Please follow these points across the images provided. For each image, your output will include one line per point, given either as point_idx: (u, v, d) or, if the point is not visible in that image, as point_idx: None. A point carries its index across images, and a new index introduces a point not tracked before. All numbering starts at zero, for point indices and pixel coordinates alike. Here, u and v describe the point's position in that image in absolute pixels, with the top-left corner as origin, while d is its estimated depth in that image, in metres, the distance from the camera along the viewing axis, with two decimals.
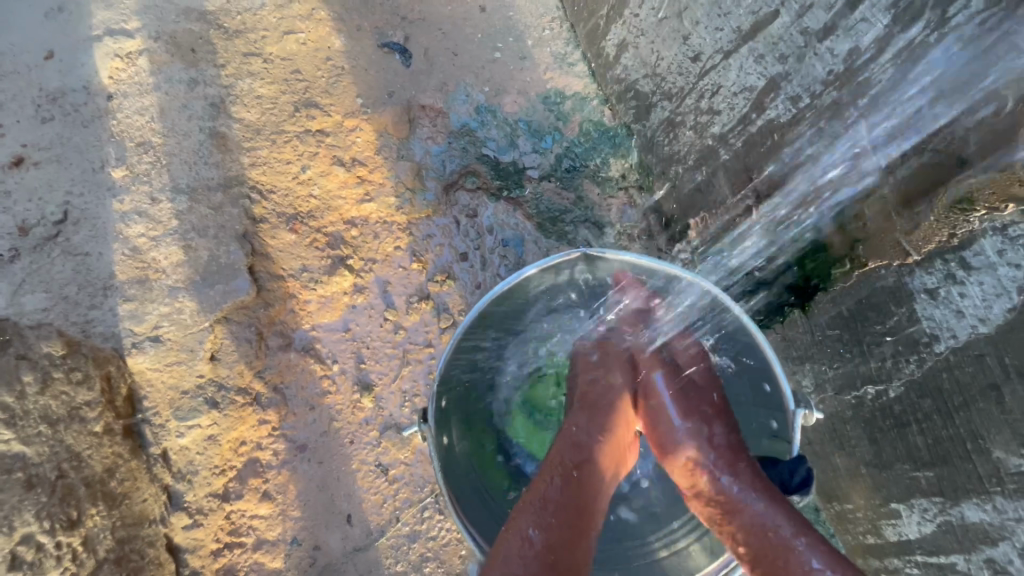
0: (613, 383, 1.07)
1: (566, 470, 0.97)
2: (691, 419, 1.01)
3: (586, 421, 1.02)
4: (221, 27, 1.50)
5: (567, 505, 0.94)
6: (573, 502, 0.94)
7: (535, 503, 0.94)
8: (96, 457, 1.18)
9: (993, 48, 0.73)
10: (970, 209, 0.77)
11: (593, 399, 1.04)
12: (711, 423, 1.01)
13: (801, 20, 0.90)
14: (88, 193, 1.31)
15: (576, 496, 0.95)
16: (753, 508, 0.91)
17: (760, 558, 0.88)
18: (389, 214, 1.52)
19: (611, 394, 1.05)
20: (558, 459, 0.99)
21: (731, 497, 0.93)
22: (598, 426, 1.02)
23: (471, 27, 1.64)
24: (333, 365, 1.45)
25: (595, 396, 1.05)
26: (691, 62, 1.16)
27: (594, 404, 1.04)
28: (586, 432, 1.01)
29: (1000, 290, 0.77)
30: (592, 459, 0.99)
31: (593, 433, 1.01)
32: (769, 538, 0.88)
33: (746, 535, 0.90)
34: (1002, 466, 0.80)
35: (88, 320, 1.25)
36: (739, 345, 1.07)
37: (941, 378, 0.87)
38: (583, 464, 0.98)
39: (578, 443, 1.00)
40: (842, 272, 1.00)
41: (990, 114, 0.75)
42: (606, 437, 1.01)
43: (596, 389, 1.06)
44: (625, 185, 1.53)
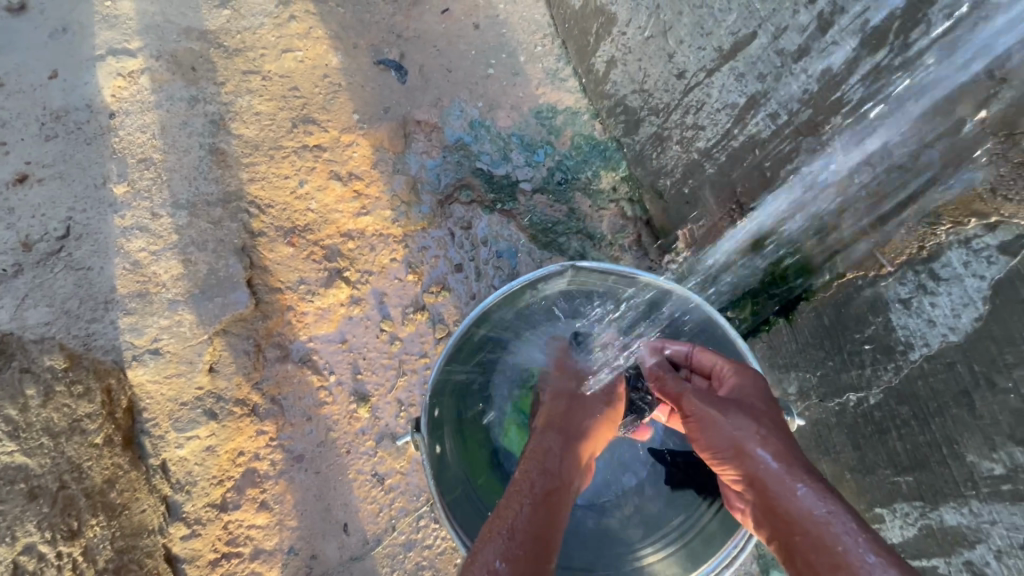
0: (584, 407, 1.03)
1: (536, 498, 0.91)
2: (731, 408, 0.91)
3: (558, 444, 0.97)
4: (221, 46, 1.55)
5: (539, 530, 0.87)
6: (544, 531, 0.88)
7: (504, 531, 0.86)
8: (97, 467, 1.19)
9: (954, 71, 0.77)
10: (937, 222, 0.85)
11: (562, 424, 1.00)
12: (758, 414, 0.89)
13: (777, 41, 0.94)
14: (90, 209, 1.35)
15: (547, 523, 0.89)
16: (797, 496, 0.80)
17: (815, 552, 0.76)
18: (385, 227, 1.55)
19: (582, 417, 1.01)
20: (528, 485, 0.92)
21: (779, 480, 0.82)
22: (569, 451, 0.97)
23: (465, 44, 1.68)
24: (329, 376, 1.48)
25: (565, 421, 1.01)
26: (676, 79, 1.20)
27: (566, 427, 1.00)
28: (558, 457, 0.96)
29: (967, 300, 0.81)
30: (562, 485, 0.94)
31: (563, 458, 0.96)
32: (824, 527, 0.76)
33: (799, 524, 0.79)
34: (975, 469, 0.83)
35: (89, 333, 1.27)
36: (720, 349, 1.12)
37: (916, 385, 0.89)
38: (555, 487, 0.93)
39: (549, 468, 0.94)
40: (823, 283, 1.07)
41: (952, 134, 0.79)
42: (577, 462, 0.97)
43: (575, 412, 1.02)
44: (617, 197, 1.57)
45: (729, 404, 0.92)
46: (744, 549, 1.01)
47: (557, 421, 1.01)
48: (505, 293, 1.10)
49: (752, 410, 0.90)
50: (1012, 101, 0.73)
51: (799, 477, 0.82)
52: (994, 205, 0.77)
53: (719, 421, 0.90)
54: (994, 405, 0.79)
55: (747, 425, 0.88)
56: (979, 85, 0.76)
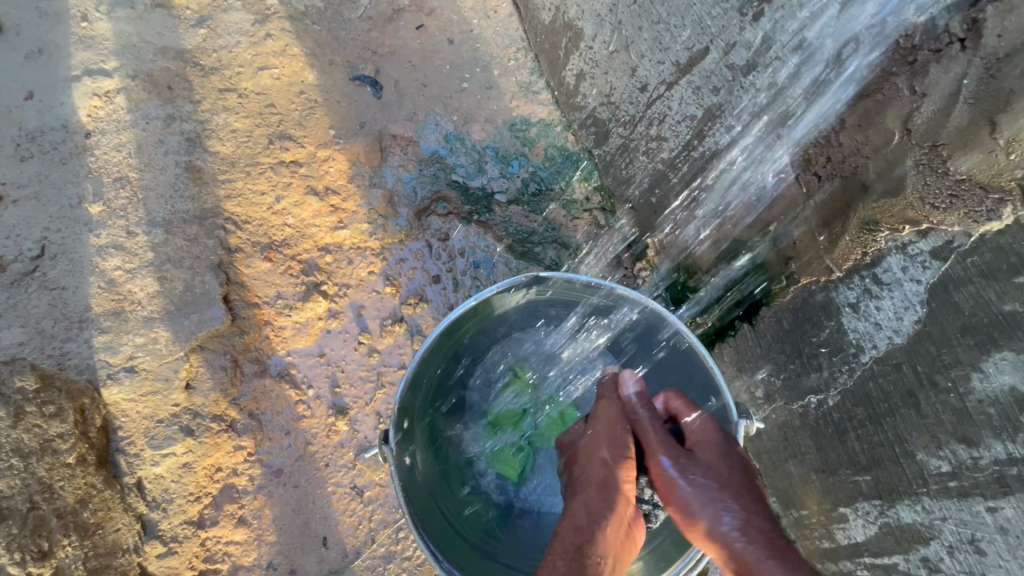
0: (607, 459, 1.00)
1: (570, 554, 0.93)
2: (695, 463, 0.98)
3: (592, 498, 0.98)
4: (198, 65, 1.57)
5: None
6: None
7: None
8: (69, 487, 1.17)
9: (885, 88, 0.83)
10: (876, 229, 0.87)
11: (589, 478, 1.00)
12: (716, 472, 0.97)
13: (727, 57, 0.98)
14: (65, 229, 1.35)
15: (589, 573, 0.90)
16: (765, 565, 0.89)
17: None
18: (363, 240, 1.57)
19: (611, 468, 1.00)
20: (559, 544, 0.95)
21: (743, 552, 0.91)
22: (602, 505, 0.97)
23: (439, 60, 1.71)
24: (308, 390, 1.49)
25: (594, 478, 0.99)
26: (639, 93, 1.24)
27: (597, 482, 0.99)
28: (591, 511, 0.96)
29: (907, 303, 0.84)
30: (596, 540, 0.93)
31: (596, 512, 0.96)
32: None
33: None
34: (925, 467, 0.86)
35: (63, 352, 1.27)
36: (683, 356, 1.11)
37: (869, 386, 0.93)
38: (585, 541, 0.94)
39: (578, 527, 0.96)
40: (780, 287, 1.10)
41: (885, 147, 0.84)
42: (610, 513, 0.96)
43: (595, 462, 1.01)
44: (590, 206, 1.58)
45: (694, 473, 0.97)
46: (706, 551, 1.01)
47: (586, 471, 1.01)
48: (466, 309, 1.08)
49: (711, 467, 0.97)
50: (932, 114, 0.77)
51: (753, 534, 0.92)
52: (924, 212, 0.80)
53: (683, 491, 0.97)
54: (938, 405, 0.83)
55: (708, 495, 0.95)
56: (903, 100, 0.81)
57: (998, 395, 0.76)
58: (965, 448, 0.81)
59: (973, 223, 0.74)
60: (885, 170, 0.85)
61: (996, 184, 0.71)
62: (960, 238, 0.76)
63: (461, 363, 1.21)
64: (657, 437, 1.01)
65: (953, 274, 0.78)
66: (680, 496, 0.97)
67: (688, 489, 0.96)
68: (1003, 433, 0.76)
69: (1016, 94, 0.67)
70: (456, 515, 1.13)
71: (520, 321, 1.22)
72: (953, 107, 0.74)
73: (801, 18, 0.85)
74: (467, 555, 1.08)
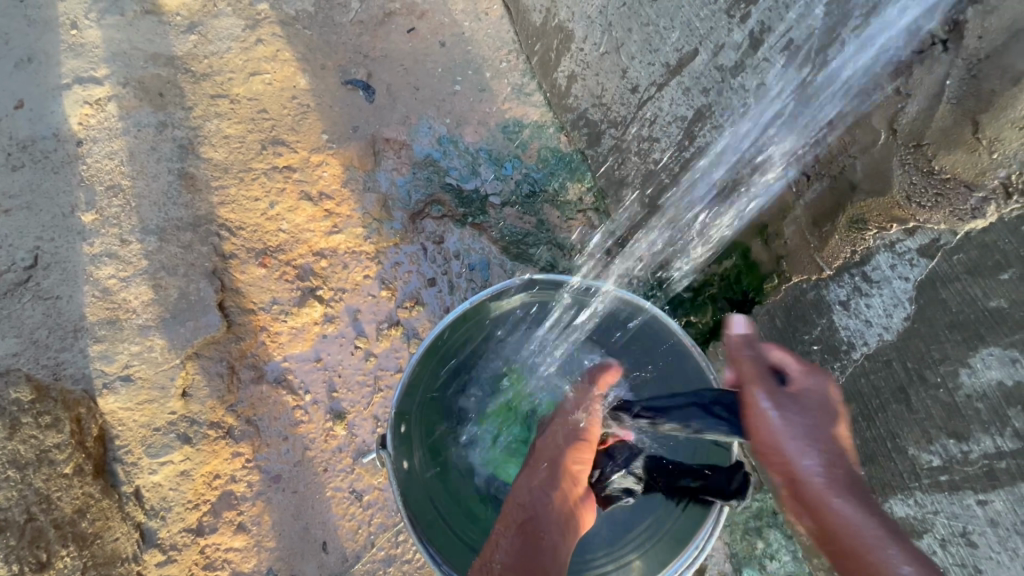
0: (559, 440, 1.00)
1: (514, 527, 0.94)
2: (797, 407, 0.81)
3: (535, 477, 0.97)
4: (189, 71, 1.57)
5: (514, 549, 0.91)
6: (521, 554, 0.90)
7: (499, 548, 0.93)
8: (67, 498, 1.17)
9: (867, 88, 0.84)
10: (865, 227, 0.88)
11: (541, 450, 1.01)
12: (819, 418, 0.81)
13: (716, 58, 1.01)
14: (58, 238, 1.35)
15: (527, 545, 0.91)
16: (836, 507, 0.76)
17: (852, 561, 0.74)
18: (358, 244, 1.58)
19: (558, 446, 0.99)
20: (506, 519, 0.96)
21: (819, 493, 0.77)
22: (545, 481, 0.96)
23: (431, 62, 1.72)
24: (305, 395, 1.49)
25: (543, 457, 0.99)
26: (631, 93, 1.27)
27: (544, 457, 0.99)
28: (533, 488, 0.96)
29: (896, 300, 0.86)
30: (536, 511, 0.94)
31: (538, 489, 0.95)
32: (862, 547, 0.74)
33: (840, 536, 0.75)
34: (917, 461, 0.87)
35: (58, 362, 1.27)
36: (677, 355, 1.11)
37: (861, 382, 0.94)
38: (530, 510, 0.94)
39: (523, 500, 0.96)
40: (771, 286, 1.10)
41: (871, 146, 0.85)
42: (554, 489, 0.95)
43: (548, 441, 1.01)
44: (583, 207, 1.59)
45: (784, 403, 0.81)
46: (703, 550, 0.97)
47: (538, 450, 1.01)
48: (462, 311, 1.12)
49: (813, 414, 0.81)
50: (916, 115, 0.78)
51: (842, 490, 0.77)
52: (910, 211, 0.81)
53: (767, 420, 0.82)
54: (928, 399, 0.84)
55: (800, 432, 0.80)
56: (888, 100, 0.82)
57: (986, 390, 0.77)
58: (954, 443, 0.82)
59: (958, 221, 0.76)
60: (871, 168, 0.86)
61: (981, 182, 0.72)
62: (947, 236, 0.78)
63: (464, 364, 1.20)
64: (757, 378, 0.84)
65: (939, 271, 0.80)
66: (767, 429, 0.81)
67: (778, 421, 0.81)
68: (992, 427, 0.77)
69: (997, 95, 0.68)
70: (449, 510, 1.13)
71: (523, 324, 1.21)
72: (937, 107, 0.75)
73: (789, 20, 0.87)
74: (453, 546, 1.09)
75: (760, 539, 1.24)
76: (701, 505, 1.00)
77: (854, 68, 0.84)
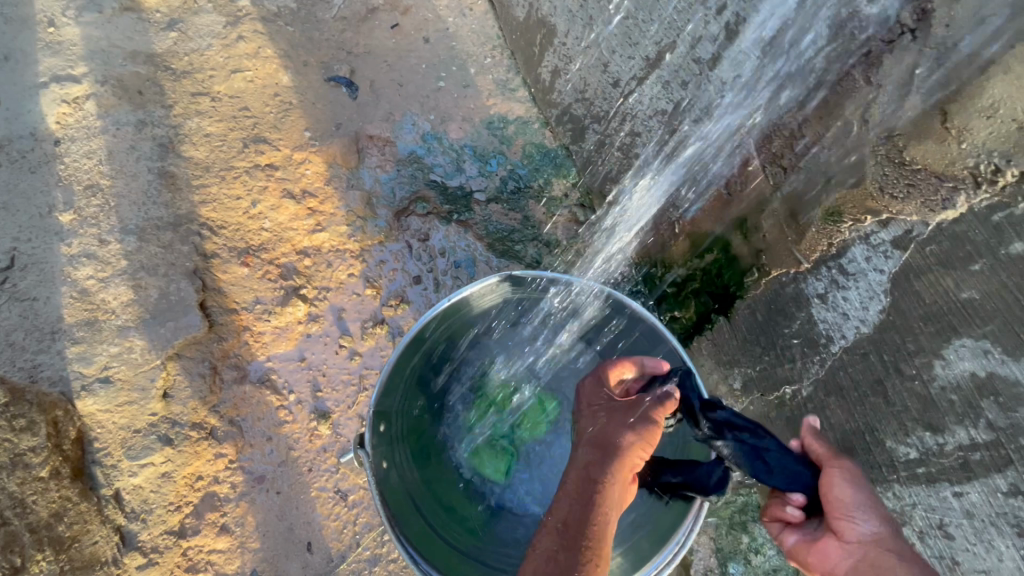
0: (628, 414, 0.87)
1: (581, 495, 0.80)
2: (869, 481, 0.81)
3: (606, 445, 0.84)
4: (169, 69, 1.55)
5: (573, 524, 0.78)
6: (582, 531, 0.77)
7: (557, 523, 0.79)
8: (43, 501, 1.16)
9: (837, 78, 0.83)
10: (840, 220, 0.88)
11: (600, 424, 0.88)
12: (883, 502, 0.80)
13: (693, 51, 1.01)
14: (35, 238, 1.34)
15: (589, 522, 0.78)
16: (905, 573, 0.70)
17: None
18: (342, 242, 1.56)
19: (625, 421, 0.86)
20: (573, 485, 0.82)
21: (900, 550, 0.72)
22: (618, 451, 0.82)
23: (415, 58, 1.70)
24: (289, 395, 1.48)
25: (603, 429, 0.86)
26: (612, 88, 1.26)
27: (612, 427, 0.86)
28: (605, 456, 0.82)
29: (872, 293, 0.87)
30: (601, 483, 0.80)
31: (612, 458, 0.82)
32: None
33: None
34: (894, 454, 0.87)
35: (35, 364, 1.26)
36: (655, 345, 1.09)
37: (840, 376, 0.94)
38: (593, 483, 0.81)
39: (591, 466, 0.82)
40: (752, 280, 1.09)
41: (843, 138, 0.85)
42: (628, 459, 0.82)
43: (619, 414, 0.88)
44: (569, 203, 1.58)
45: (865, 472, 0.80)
46: (685, 546, 0.97)
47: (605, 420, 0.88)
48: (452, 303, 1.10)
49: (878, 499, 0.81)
50: (887, 105, 0.78)
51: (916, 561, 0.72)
52: (883, 203, 0.82)
53: (840, 484, 0.79)
54: (904, 392, 0.85)
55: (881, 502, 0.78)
56: (859, 91, 0.81)
57: (959, 381, 0.78)
58: (930, 435, 0.82)
59: (930, 212, 0.77)
60: (845, 160, 0.86)
61: (950, 172, 0.74)
62: (919, 227, 0.79)
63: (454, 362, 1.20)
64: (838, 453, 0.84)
65: (913, 263, 0.81)
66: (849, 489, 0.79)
67: (861, 487, 0.78)
68: (966, 419, 0.77)
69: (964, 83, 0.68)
70: (431, 506, 1.10)
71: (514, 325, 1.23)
72: (907, 97, 0.75)
73: (760, 12, 0.87)
74: (432, 543, 1.05)
75: (746, 534, 1.23)
76: (684, 499, 0.99)
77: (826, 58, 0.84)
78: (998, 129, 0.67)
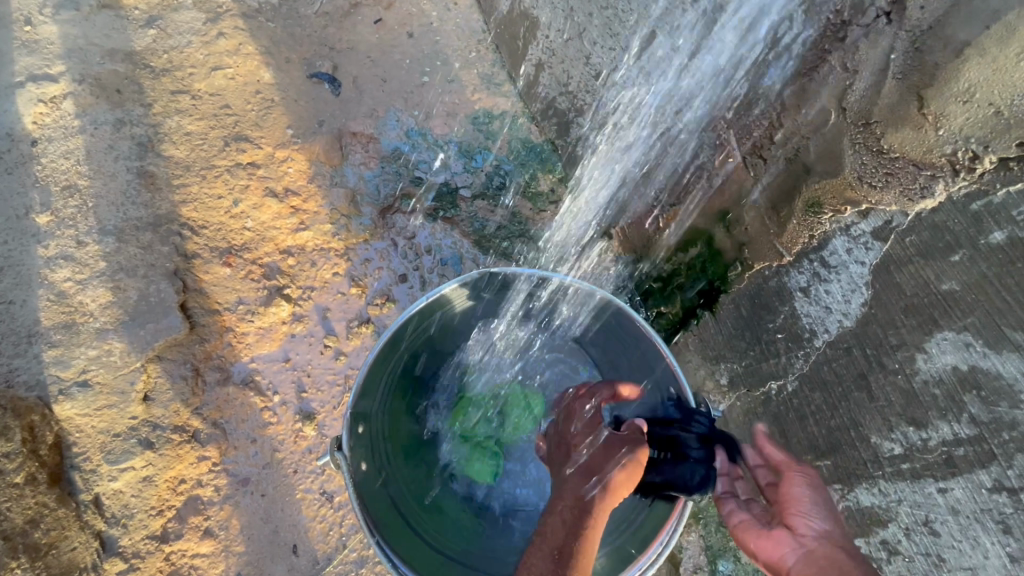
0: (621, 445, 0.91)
1: (572, 522, 0.86)
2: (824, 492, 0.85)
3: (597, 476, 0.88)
4: (148, 67, 1.52)
5: (564, 551, 0.84)
6: (569, 557, 0.84)
7: (552, 552, 0.85)
8: (17, 508, 1.13)
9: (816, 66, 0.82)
10: (820, 211, 0.87)
11: (592, 453, 0.93)
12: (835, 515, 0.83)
13: (673, 40, 0.99)
14: (12, 240, 1.31)
15: (575, 549, 0.84)
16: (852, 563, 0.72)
17: None
18: (326, 241, 1.54)
19: (619, 453, 0.89)
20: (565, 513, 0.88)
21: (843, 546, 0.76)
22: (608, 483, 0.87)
23: (399, 54, 1.67)
24: (273, 397, 1.46)
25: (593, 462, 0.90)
26: (594, 80, 1.24)
27: (603, 456, 0.90)
28: (595, 489, 0.87)
29: (854, 286, 0.85)
30: (593, 516, 0.86)
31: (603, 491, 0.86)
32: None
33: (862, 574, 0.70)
34: (878, 449, 0.86)
35: (11, 368, 1.24)
36: (631, 338, 1.08)
37: (823, 370, 0.93)
38: (584, 514, 0.86)
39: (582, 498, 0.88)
40: (736, 274, 1.07)
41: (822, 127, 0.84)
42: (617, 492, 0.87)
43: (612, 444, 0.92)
44: (556, 198, 1.55)
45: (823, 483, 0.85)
46: (669, 546, 0.94)
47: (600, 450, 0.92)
48: (439, 296, 1.08)
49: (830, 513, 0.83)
50: (865, 92, 0.76)
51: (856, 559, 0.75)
52: (862, 192, 0.80)
53: (802, 485, 0.84)
54: (887, 386, 0.83)
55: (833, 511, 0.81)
56: (836, 77, 0.80)
57: (941, 375, 0.76)
58: (914, 430, 0.80)
59: (908, 202, 0.76)
60: (824, 151, 0.84)
61: (928, 160, 0.71)
62: (899, 218, 0.78)
63: (442, 356, 1.21)
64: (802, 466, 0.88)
65: (893, 254, 0.79)
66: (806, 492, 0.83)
67: (818, 491, 0.83)
68: (949, 414, 0.75)
69: (942, 66, 0.66)
70: (410, 505, 1.08)
71: (501, 322, 1.22)
72: (884, 82, 0.73)
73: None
74: (411, 544, 1.03)
75: None
76: (667, 500, 0.97)
77: (805, 45, 0.82)
78: (975, 114, 0.65)
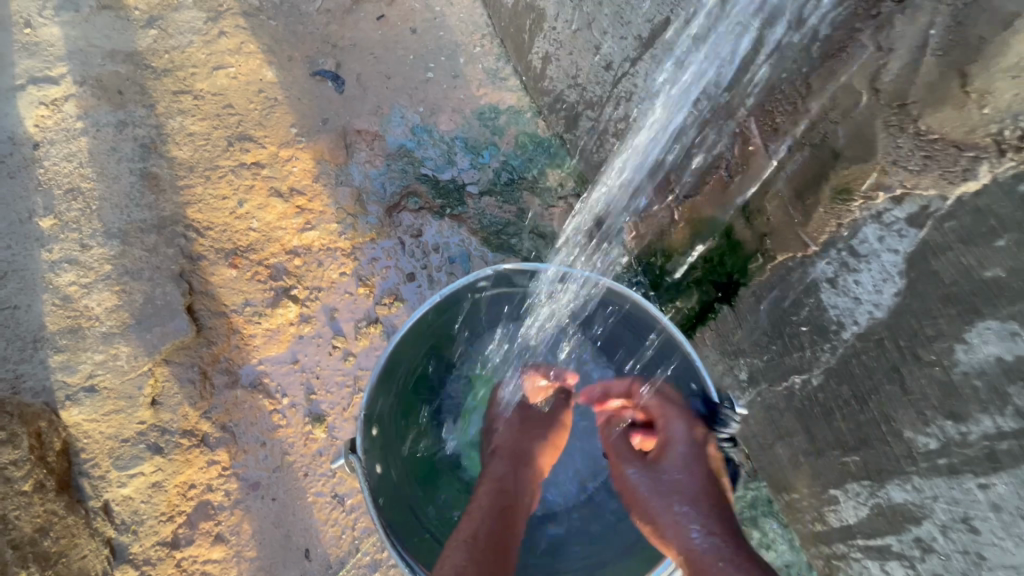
0: (535, 430, 1.05)
1: (495, 507, 0.92)
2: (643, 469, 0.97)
3: (514, 456, 1.01)
4: (149, 67, 1.50)
5: (481, 537, 0.87)
6: (489, 541, 0.87)
7: (464, 540, 0.87)
8: (26, 516, 1.13)
9: None
10: (850, 198, 0.84)
11: (508, 437, 1.05)
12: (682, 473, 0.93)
13: (688, 27, 0.97)
14: (16, 245, 1.30)
15: (498, 532, 0.89)
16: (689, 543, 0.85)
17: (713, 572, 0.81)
18: (332, 240, 1.50)
19: (533, 439, 1.04)
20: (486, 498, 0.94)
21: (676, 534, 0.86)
22: (523, 462, 1.01)
23: (403, 49, 1.65)
24: (282, 399, 1.41)
25: (514, 444, 1.03)
26: (605, 71, 1.22)
27: (519, 440, 1.03)
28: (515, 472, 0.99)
29: (886, 275, 0.83)
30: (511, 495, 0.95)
31: (522, 472, 0.99)
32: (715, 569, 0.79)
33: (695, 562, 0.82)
34: (913, 445, 0.84)
35: (18, 374, 1.23)
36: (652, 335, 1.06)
37: (852, 363, 0.90)
38: (504, 497, 0.94)
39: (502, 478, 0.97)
40: (756, 266, 1.04)
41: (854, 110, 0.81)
42: (532, 470, 1.01)
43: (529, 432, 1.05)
44: (565, 194, 1.53)
45: (637, 476, 0.97)
46: None
47: (519, 433, 1.05)
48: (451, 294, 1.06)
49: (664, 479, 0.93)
50: (901, 71, 0.74)
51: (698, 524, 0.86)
52: (897, 176, 0.78)
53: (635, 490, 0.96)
54: (922, 378, 0.81)
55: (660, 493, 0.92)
56: (869, 58, 0.78)
57: (983, 366, 0.73)
58: (953, 423, 0.78)
59: (948, 185, 0.73)
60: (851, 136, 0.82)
61: (971, 141, 0.69)
62: (937, 202, 0.75)
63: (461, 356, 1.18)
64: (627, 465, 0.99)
65: (931, 241, 0.76)
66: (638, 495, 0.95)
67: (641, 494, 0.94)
68: (991, 407, 0.74)
69: None
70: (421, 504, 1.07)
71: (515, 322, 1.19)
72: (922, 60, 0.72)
73: None
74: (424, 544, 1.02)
75: (757, 530, 1.17)
76: None
77: None
78: None
